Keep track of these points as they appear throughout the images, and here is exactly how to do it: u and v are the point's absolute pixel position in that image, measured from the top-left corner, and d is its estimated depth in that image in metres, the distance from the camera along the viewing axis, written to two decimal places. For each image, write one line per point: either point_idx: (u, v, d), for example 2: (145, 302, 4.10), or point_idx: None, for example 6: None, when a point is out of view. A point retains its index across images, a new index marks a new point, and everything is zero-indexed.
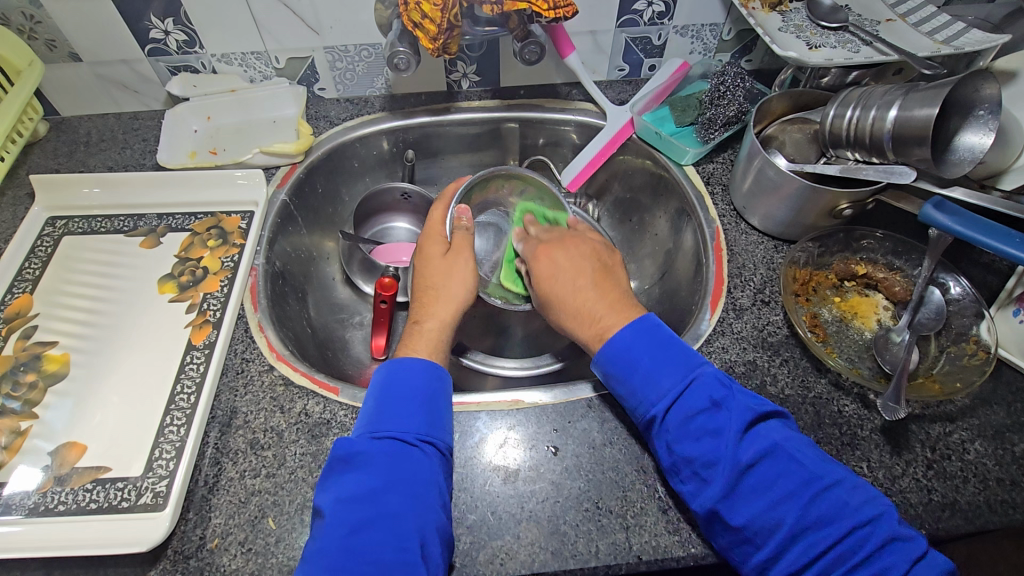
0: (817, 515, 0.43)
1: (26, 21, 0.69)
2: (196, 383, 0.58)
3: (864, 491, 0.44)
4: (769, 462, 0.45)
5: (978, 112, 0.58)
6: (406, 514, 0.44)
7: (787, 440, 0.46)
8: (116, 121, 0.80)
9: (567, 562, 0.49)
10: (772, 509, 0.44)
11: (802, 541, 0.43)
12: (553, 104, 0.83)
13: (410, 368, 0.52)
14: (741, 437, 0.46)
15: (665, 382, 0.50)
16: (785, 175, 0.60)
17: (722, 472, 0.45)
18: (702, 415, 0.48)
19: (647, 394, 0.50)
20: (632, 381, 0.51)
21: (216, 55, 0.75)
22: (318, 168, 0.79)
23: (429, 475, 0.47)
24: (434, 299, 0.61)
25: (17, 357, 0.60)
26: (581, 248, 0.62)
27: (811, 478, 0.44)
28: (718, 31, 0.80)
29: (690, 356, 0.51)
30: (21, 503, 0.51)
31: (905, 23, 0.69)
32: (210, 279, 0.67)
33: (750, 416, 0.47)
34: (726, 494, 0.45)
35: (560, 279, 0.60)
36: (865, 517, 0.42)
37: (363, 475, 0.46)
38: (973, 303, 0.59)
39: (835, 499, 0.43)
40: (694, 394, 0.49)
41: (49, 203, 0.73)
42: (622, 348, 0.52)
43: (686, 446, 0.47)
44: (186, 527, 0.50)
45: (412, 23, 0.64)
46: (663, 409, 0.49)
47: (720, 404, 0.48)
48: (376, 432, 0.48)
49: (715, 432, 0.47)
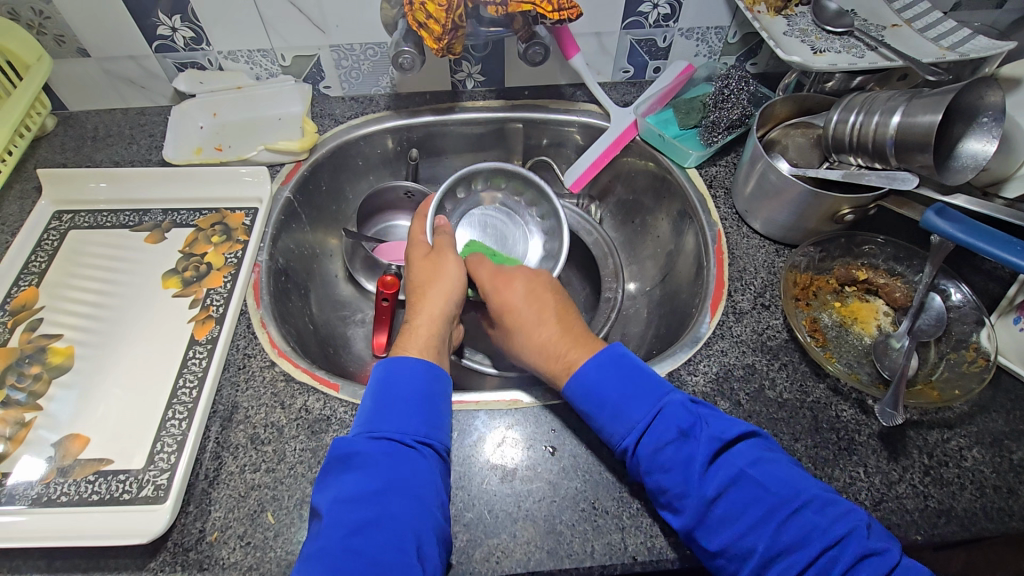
0: (790, 540, 0.42)
1: (35, 16, 0.69)
2: (199, 377, 0.59)
3: (835, 508, 0.43)
4: (736, 490, 0.45)
5: (982, 119, 0.57)
6: (403, 515, 0.44)
7: (755, 466, 0.46)
8: (122, 116, 0.81)
9: (563, 562, 0.49)
10: (742, 537, 0.44)
11: (777, 566, 0.42)
12: (557, 105, 0.84)
13: (408, 368, 0.53)
14: (707, 467, 0.46)
15: (632, 416, 0.50)
16: (788, 180, 0.61)
17: (691, 504, 0.45)
18: (669, 447, 0.48)
19: (617, 428, 0.50)
20: (601, 416, 0.51)
21: (222, 52, 0.76)
22: (322, 166, 0.79)
23: (425, 476, 0.47)
24: (427, 294, 0.62)
25: (23, 349, 0.61)
26: (534, 283, 0.62)
27: (779, 502, 0.44)
28: (724, 34, 0.80)
29: (657, 385, 0.51)
30: (24, 493, 0.52)
31: (911, 29, 0.69)
32: (213, 275, 0.67)
33: (716, 446, 0.47)
34: (699, 521, 0.45)
35: (525, 312, 0.59)
36: (834, 538, 0.42)
37: (362, 476, 0.46)
38: (973, 310, 0.59)
39: (804, 523, 0.43)
40: (661, 426, 0.48)
41: (56, 197, 0.73)
42: (588, 383, 0.52)
43: (657, 477, 0.47)
44: (186, 520, 0.50)
45: (417, 22, 0.65)
46: (632, 442, 0.49)
47: (687, 434, 0.48)
48: (373, 432, 0.49)
49: (684, 463, 0.47)
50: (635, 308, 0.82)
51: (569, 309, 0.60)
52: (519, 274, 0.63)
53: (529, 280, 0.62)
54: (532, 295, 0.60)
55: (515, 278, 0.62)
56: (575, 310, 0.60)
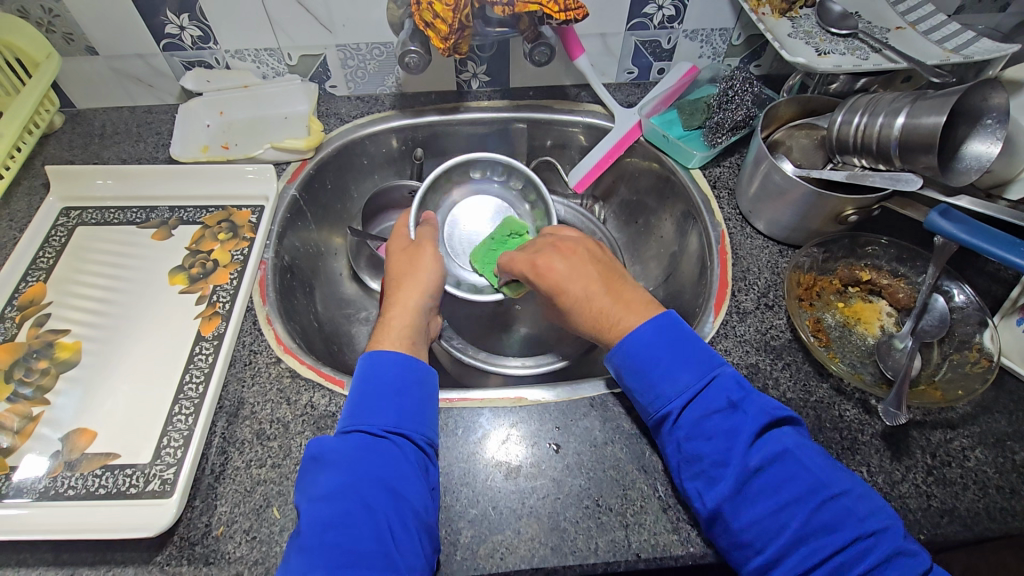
0: (821, 523, 0.43)
1: (44, 15, 0.70)
2: (205, 373, 0.59)
3: (869, 501, 0.44)
4: (777, 467, 0.45)
5: (985, 121, 0.58)
6: (379, 509, 0.45)
7: (800, 448, 0.46)
8: (130, 114, 0.81)
9: (567, 558, 0.49)
10: (777, 513, 0.44)
11: (805, 546, 0.43)
12: (562, 105, 0.84)
13: (382, 363, 0.53)
14: (753, 440, 0.46)
15: (684, 378, 0.50)
16: (792, 180, 0.61)
17: (732, 472, 0.46)
18: (717, 415, 0.48)
19: (665, 390, 0.50)
20: (649, 377, 0.51)
21: (229, 51, 0.76)
22: (328, 164, 0.80)
23: (402, 469, 0.47)
24: (402, 285, 0.62)
25: (30, 344, 0.61)
26: (580, 255, 0.60)
27: (818, 485, 0.44)
28: (728, 36, 0.80)
29: (710, 356, 0.51)
30: (32, 487, 0.52)
31: (915, 32, 0.69)
32: (220, 272, 0.68)
33: (764, 421, 0.47)
34: (732, 493, 0.45)
35: (572, 283, 0.58)
36: (870, 528, 0.42)
37: (335, 473, 0.46)
38: (977, 311, 0.59)
39: (840, 508, 0.44)
40: (712, 393, 0.49)
41: (63, 193, 0.74)
42: (641, 348, 0.52)
43: (697, 444, 0.48)
44: (192, 514, 0.51)
45: (423, 22, 0.65)
46: (678, 407, 0.49)
47: (737, 406, 0.48)
48: (347, 429, 0.49)
49: (730, 433, 0.47)
50: None
51: (616, 277, 0.59)
52: (558, 250, 0.61)
53: (575, 252, 0.61)
54: (581, 265, 0.59)
55: (554, 252, 0.60)
56: (625, 275, 0.60)
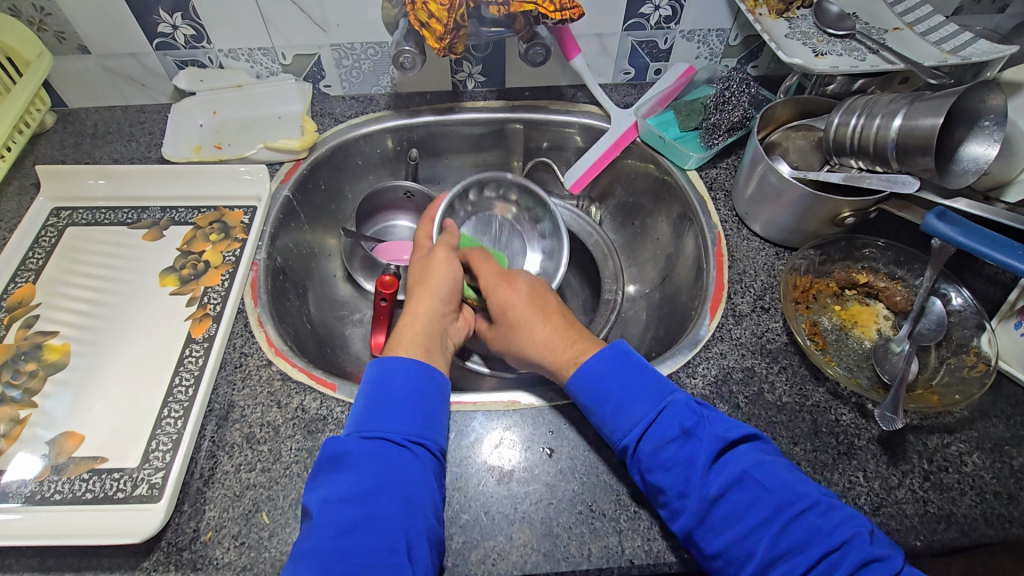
0: (790, 543, 0.42)
1: (36, 13, 0.69)
2: (195, 375, 0.58)
3: (839, 513, 0.43)
4: (739, 491, 0.45)
5: (983, 123, 0.57)
6: (394, 516, 0.44)
7: (757, 467, 0.45)
8: (123, 114, 0.80)
9: (559, 565, 0.49)
10: (744, 538, 0.43)
11: (778, 568, 0.42)
12: (558, 106, 0.83)
13: (404, 368, 0.52)
14: (710, 466, 0.46)
15: (636, 411, 0.49)
16: (789, 182, 0.60)
17: (692, 502, 0.45)
18: (672, 445, 0.47)
19: (619, 424, 0.50)
20: (603, 412, 0.51)
21: (223, 51, 0.76)
22: (322, 165, 0.79)
23: (418, 476, 0.47)
24: (416, 293, 0.61)
25: (19, 345, 0.61)
26: (531, 284, 0.62)
27: (783, 504, 0.44)
28: (725, 37, 0.80)
29: (661, 382, 0.51)
30: (18, 491, 0.52)
31: (913, 32, 0.68)
32: (211, 273, 0.67)
33: (718, 445, 0.47)
34: (698, 521, 0.45)
35: (522, 310, 0.59)
36: (837, 541, 0.42)
37: (353, 476, 0.46)
38: (974, 315, 0.58)
39: (809, 525, 0.43)
40: (664, 424, 0.48)
41: (53, 193, 0.73)
42: (594, 378, 0.52)
43: (658, 476, 0.47)
44: (180, 519, 0.50)
45: (419, 22, 0.65)
46: (634, 439, 0.49)
47: (690, 432, 0.47)
48: (365, 431, 0.48)
49: (686, 461, 0.46)
50: (634, 310, 0.81)
51: (565, 310, 0.60)
52: (513, 278, 0.63)
53: (529, 285, 0.62)
54: (533, 293, 0.61)
55: (515, 284, 0.62)
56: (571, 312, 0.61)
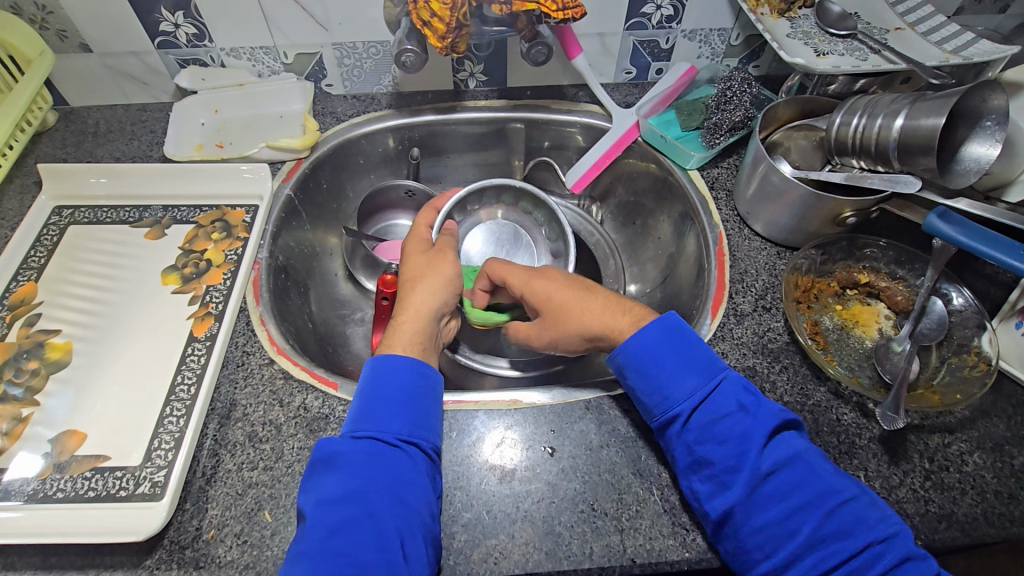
0: (834, 529, 0.43)
1: (37, 12, 0.69)
2: (197, 374, 0.59)
3: (878, 509, 0.44)
4: (789, 471, 0.45)
5: (984, 123, 0.57)
6: (384, 515, 0.44)
7: (810, 452, 0.46)
8: (124, 113, 0.80)
9: (561, 563, 0.49)
10: (788, 518, 0.44)
11: (816, 552, 0.43)
12: (560, 105, 0.83)
13: (397, 367, 0.52)
14: (765, 444, 0.46)
15: (691, 383, 0.50)
16: (790, 182, 0.60)
17: (743, 477, 0.45)
18: (727, 419, 0.47)
19: (673, 393, 0.50)
20: (658, 379, 0.51)
21: (224, 49, 0.76)
22: (323, 164, 0.79)
23: (410, 475, 0.47)
24: (417, 286, 0.61)
25: (21, 344, 0.61)
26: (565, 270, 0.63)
27: (830, 491, 0.44)
28: (726, 36, 0.80)
29: (715, 359, 0.51)
30: (20, 489, 0.52)
31: (914, 32, 0.68)
32: (213, 272, 0.67)
33: (774, 424, 0.47)
34: (744, 497, 0.45)
35: (566, 289, 0.59)
36: (880, 534, 0.42)
37: (343, 477, 0.46)
38: (975, 315, 0.58)
39: (851, 514, 0.43)
40: (720, 398, 0.49)
41: (55, 192, 0.73)
42: (653, 348, 0.52)
43: (708, 448, 0.47)
44: (183, 517, 0.50)
45: (421, 21, 0.65)
46: (687, 410, 0.49)
47: (748, 409, 0.48)
48: (356, 432, 0.48)
49: (742, 436, 0.46)
50: None
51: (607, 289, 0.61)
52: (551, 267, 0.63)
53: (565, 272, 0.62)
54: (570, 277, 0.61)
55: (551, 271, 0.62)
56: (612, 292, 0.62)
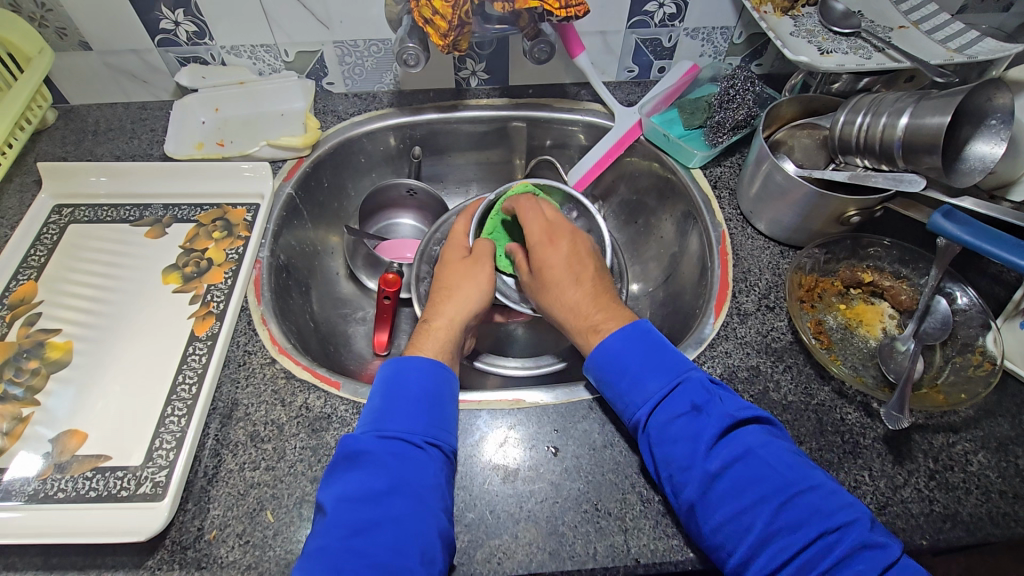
0: (786, 522, 0.42)
1: (37, 9, 0.69)
2: (198, 373, 0.58)
3: (839, 498, 0.43)
4: (742, 467, 0.45)
5: (990, 121, 0.57)
6: (406, 515, 0.44)
7: (764, 447, 0.46)
8: (124, 111, 0.80)
9: (565, 563, 0.49)
10: (741, 515, 0.43)
11: (771, 547, 0.42)
12: (562, 104, 0.83)
13: (414, 368, 0.52)
14: (716, 441, 0.46)
15: (651, 385, 0.50)
16: (794, 180, 0.60)
17: (694, 476, 0.46)
18: (682, 419, 0.48)
19: (633, 398, 0.51)
20: (619, 386, 0.52)
21: (225, 47, 0.75)
22: (324, 163, 0.79)
23: (432, 478, 0.46)
24: (448, 297, 0.61)
25: (21, 343, 0.60)
26: (579, 245, 0.62)
27: (784, 484, 0.44)
28: (729, 35, 0.80)
29: (680, 360, 0.52)
30: (21, 489, 0.52)
31: (918, 31, 0.68)
32: (214, 271, 0.67)
33: (728, 422, 0.47)
34: (701, 495, 0.45)
35: (560, 270, 0.60)
36: (836, 522, 0.42)
37: (366, 475, 0.46)
38: (980, 314, 0.58)
39: (806, 505, 0.43)
40: (676, 399, 0.49)
41: (56, 191, 0.73)
42: (612, 355, 0.52)
43: (665, 449, 0.47)
44: (184, 518, 0.50)
45: (423, 19, 0.64)
46: (645, 413, 0.50)
47: (701, 409, 0.48)
48: (383, 431, 0.48)
49: (692, 436, 0.47)
50: (638, 308, 0.81)
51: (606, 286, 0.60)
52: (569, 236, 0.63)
53: (579, 245, 0.62)
54: (576, 256, 0.61)
55: (561, 240, 0.62)
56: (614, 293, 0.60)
